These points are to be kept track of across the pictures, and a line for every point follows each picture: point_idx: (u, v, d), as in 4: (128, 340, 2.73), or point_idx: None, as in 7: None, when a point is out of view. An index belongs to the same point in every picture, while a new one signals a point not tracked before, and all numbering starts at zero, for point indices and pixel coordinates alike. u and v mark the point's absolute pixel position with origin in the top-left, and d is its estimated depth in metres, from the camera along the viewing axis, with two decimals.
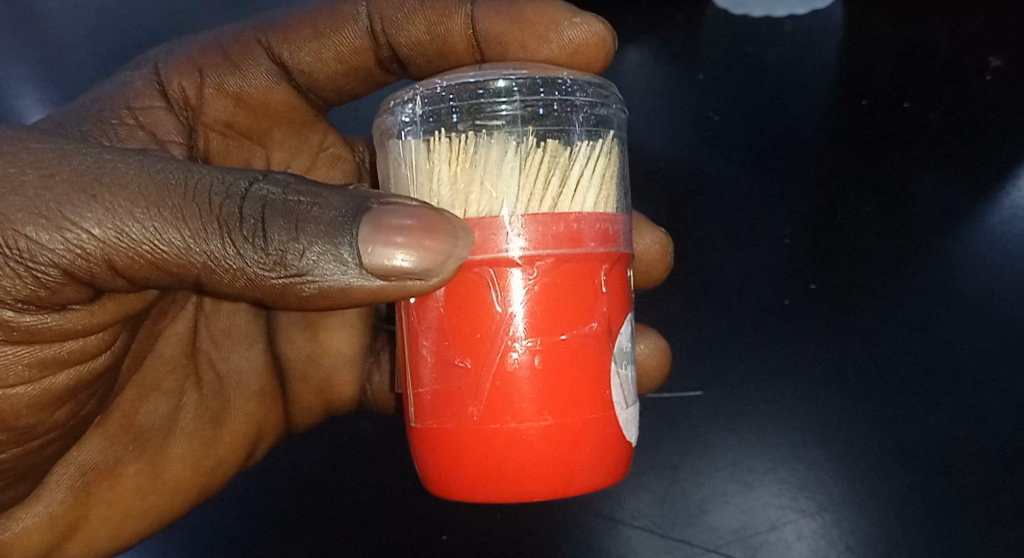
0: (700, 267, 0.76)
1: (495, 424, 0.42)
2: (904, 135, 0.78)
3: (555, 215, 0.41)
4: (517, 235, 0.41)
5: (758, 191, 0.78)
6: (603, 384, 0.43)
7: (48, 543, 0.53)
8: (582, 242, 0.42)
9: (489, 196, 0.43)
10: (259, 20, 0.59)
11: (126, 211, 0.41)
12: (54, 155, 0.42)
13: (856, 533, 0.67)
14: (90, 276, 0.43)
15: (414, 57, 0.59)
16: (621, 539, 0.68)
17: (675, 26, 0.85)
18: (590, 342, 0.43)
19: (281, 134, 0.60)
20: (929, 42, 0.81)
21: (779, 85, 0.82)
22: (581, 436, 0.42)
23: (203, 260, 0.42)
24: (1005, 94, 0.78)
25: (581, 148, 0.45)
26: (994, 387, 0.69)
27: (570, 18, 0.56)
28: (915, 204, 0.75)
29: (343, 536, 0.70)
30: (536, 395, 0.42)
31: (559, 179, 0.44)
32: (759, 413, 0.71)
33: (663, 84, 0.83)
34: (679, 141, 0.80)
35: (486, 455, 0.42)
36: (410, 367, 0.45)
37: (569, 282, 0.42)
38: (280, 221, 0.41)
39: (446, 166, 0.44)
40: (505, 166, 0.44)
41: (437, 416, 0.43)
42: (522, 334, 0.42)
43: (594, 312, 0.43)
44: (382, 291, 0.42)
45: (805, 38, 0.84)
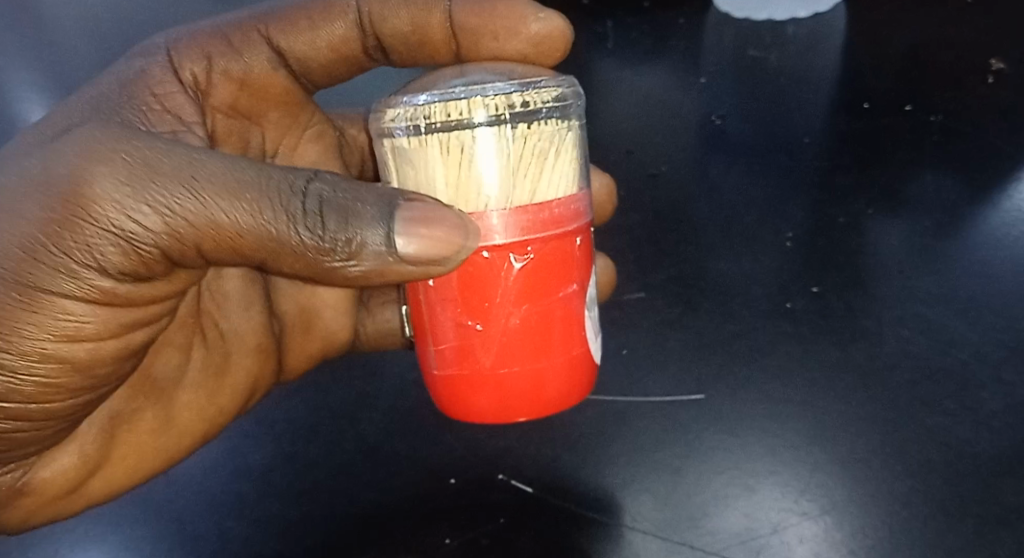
0: (705, 271, 0.81)
1: (501, 370, 0.49)
2: (878, 159, 0.90)
3: (540, 204, 0.48)
4: (506, 223, 0.47)
5: (750, 205, 0.87)
6: (580, 328, 0.51)
7: (72, 483, 0.57)
8: (564, 223, 0.49)
9: (483, 190, 0.47)
10: (256, 12, 0.65)
11: (213, 201, 0.47)
12: (154, 151, 0.47)
13: (864, 535, 0.61)
14: (175, 253, 0.48)
15: (396, 46, 0.66)
16: (622, 542, 0.62)
17: (660, 82, 1.06)
18: (571, 298, 0.50)
19: (277, 115, 0.67)
20: (875, 96, 0.99)
21: (749, 124, 0.98)
22: (567, 370, 0.50)
23: (272, 244, 0.48)
24: (947, 131, 0.93)
25: (556, 131, 0.49)
26: (995, 388, 0.68)
27: (534, 12, 0.63)
28: (891, 217, 0.83)
29: (312, 537, 0.63)
30: (532, 345, 0.49)
31: (541, 164, 0.48)
32: (760, 417, 0.69)
33: (648, 118, 1.01)
34: (673, 161, 0.94)
35: (495, 394, 0.50)
36: (426, 326, 0.51)
37: (554, 254, 0.49)
38: (339, 215, 0.47)
39: (441, 163, 0.48)
40: (494, 158, 0.47)
41: (453, 366, 0.51)
42: (519, 301, 0.49)
43: (573, 274, 0.50)
44: (412, 274, 0.48)
45: (767, 88, 1.04)
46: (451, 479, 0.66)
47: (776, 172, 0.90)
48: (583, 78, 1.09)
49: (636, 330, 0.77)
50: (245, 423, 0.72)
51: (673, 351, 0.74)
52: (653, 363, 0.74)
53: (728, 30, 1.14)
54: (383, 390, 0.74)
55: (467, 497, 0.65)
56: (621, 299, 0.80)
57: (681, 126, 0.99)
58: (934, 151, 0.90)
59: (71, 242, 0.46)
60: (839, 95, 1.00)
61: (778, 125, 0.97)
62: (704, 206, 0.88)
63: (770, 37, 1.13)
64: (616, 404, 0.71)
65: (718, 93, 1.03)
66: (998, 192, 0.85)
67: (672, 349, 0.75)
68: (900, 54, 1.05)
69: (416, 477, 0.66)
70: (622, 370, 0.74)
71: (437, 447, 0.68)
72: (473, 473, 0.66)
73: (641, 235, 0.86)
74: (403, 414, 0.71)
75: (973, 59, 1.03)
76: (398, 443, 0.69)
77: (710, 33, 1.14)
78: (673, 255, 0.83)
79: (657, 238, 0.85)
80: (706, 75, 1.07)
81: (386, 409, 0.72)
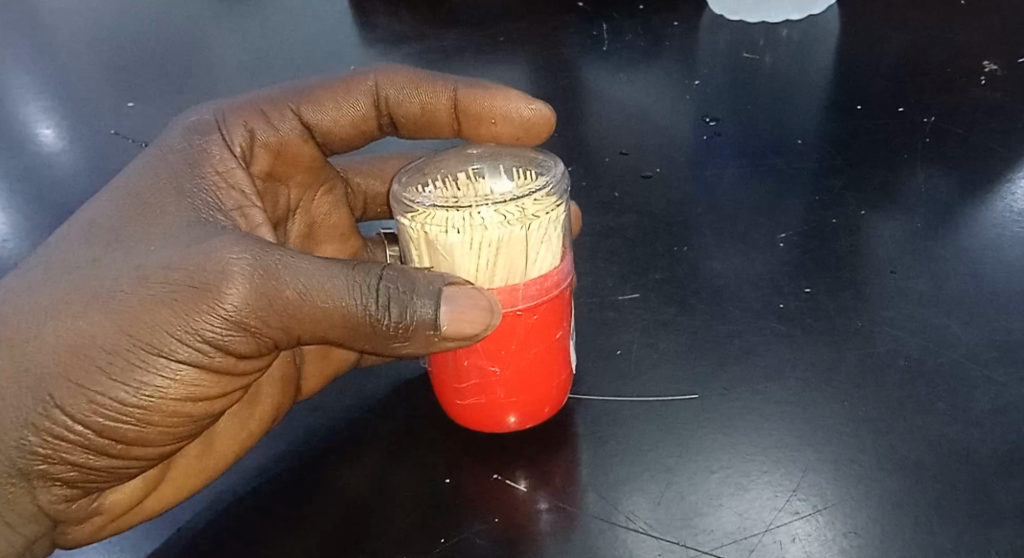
0: (698, 272, 0.82)
1: (513, 397, 0.67)
2: (868, 166, 0.92)
3: (540, 276, 0.66)
4: (516, 293, 0.65)
5: (744, 210, 0.89)
6: (567, 359, 0.70)
7: (135, 496, 0.64)
8: (555, 286, 0.67)
9: (495, 269, 0.65)
10: (289, 93, 0.77)
11: (307, 293, 0.58)
12: (265, 255, 0.58)
13: (857, 534, 0.60)
14: (274, 335, 0.59)
15: (407, 124, 0.80)
16: (617, 541, 0.61)
17: (657, 96, 1.10)
18: (561, 339, 0.69)
19: (301, 177, 0.79)
20: (868, 107, 1.02)
21: (742, 133, 1.01)
22: (560, 389, 0.69)
23: (351, 326, 0.59)
24: (939, 140, 0.95)
25: (549, 220, 0.66)
26: (989, 390, 0.68)
27: (528, 102, 0.78)
28: (883, 220, 0.85)
29: (304, 536, 0.62)
30: (535, 376, 0.68)
31: (537, 248, 0.66)
32: (754, 415, 0.69)
33: (645, 128, 1.04)
34: (669, 168, 0.97)
35: (508, 414, 0.68)
36: (451, 370, 0.68)
37: (549, 311, 0.67)
38: (402, 303, 0.59)
39: (462, 249, 0.65)
40: (501, 247, 0.65)
41: (474, 397, 0.67)
42: (524, 345, 0.67)
43: (562, 322, 0.68)
44: (448, 346, 0.61)
45: (760, 99, 1.07)
46: (447, 479, 0.66)
47: (769, 181, 0.93)
48: (579, 94, 1.12)
49: (629, 330, 0.77)
50: None
51: (668, 349, 0.75)
52: (648, 364, 0.74)
53: (720, 49, 1.18)
54: (378, 393, 0.74)
55: (462, 496, 0.65)
56: (615, 300, 0.81)
57: (675, 139, 1.01)
58: (924, 161, 0.92)
59: (198, 322, 0.57)
60: (831, 109, 1.03)
61: (771, 137, 0.99)
62: (697, 214, 0.90)
63: (763, 53, 1.16)
64: (610, 405, 0.71)
65: (711, 108, 1.06)
66: (989, 195, 0.86)
67: (667, 348, 0.75)
68: (889, 69, 1.08)
69: (413, 477, 0.66)
70: (617, 370, 0.74)
71: (437, 447, 0.69)
72: (470, 472, 0.66)
73: (634, 237, 0.88)
74: (399, 415, 0.72)
75: (960, 73, 1.05)
76: (395, 443, 0.69)
77: (702, 52, 1.18)
78: (668, 258, 0.84)
79: (652, 242, 0.87)
80: (698, 92, 1.10)
81: (381, 411, 0.72)
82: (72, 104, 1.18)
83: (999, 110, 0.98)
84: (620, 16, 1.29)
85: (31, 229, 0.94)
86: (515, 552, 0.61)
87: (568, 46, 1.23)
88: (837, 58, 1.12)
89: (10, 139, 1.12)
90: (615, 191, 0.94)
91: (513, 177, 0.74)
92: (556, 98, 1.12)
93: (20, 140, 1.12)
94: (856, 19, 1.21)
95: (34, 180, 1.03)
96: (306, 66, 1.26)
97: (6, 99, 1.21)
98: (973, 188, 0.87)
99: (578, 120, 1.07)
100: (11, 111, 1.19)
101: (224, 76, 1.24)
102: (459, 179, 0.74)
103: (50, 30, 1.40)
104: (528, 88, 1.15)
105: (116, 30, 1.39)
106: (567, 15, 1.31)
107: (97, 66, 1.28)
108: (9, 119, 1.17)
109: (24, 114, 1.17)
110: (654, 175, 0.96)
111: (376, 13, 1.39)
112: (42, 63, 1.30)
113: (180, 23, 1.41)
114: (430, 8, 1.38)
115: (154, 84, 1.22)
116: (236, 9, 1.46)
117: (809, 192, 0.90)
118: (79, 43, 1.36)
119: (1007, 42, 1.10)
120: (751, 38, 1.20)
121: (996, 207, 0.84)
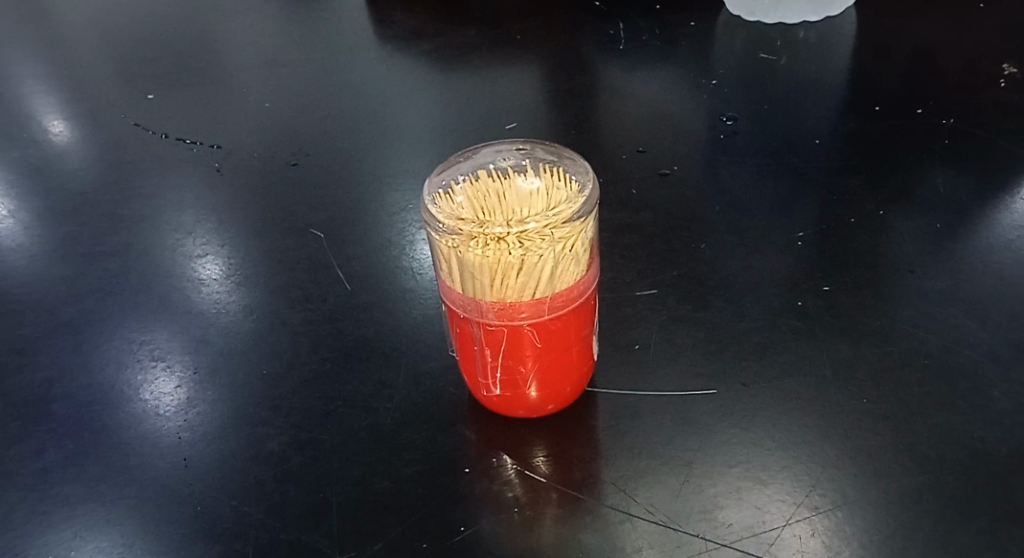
0: (715, 270, 0.83)
1: (539, 393, 0.68)
2: (885, 167, 0.92)
3: (570, 286, 0.65)
4: (544, 305, 0.64)
5: (760, 209, 0.90)
6: (590, 354, 0.70)
7: None
8: (582, 292, 0.66)
9: (531, 288, 0.63)
10: None
11: None
12: None
13: (874, 530, 0.61)
14: None
15: None
16: (635, 533, 0.62)
17: (672, 94, 1.10)
18: (586, 336, 0.69)
19: None
20: (885, 108, 1.02)
21: (759, 132, 1.01)
22: (581, 383, 0.70)
23: None
24: (956, 141, 0.95)
25: (583, 236, 0.63)
26: (1009, 389, 0.68)
27: None
28: (902, 220, 0.85)
29: (326, 523, 0.63)
30: (560, 375, 0.68)
31: (573, 262, 0.63)
32: (771, 410, 0.69)
33: (660, 127, 1.04)
34: (685, 166, 0.97)
35: (533, 407, 0.69)
36: (477, 366, 0.67)
37: (575, 316, 0.66)
38: None
39: (500, 274, 0.62)
40: (538, 271, 0.62)
41: (501, 392, 0.68)
42: (552, 347, 0.66)
43: (588, 321, 0.68)
44: None
45: (775, 99, 1.07)
46: (466, 469, 0.66)
47: (786, 180, 0.93)
48: (595, 93, 1.12)
49: (647, 325, 0.78)
50: (261, 409, 0.72)
51: (686, 344, 0.76)
52: (666, 358, 0.74)
53: (736, 49, 1.18)
54: (396, 379, 0.74)
55: (480, 486, 0.65)
56: (633, 295, 0.81)
57: (691, 138, 1.02)
58: (941, 161, 0.92)
59: None
60: (848, 109, 1.03)
61: (787, 137, 1.00)
62: (714, 212, 0.90)
63: (779, 53, 1.16)
64: (628, 398, 0.71)
65: (727, 107, 1.06)
66: (1006, 197, 0.87)
67: (685, 343, 0.76)
68: (906, 71, 1.08)
69: (432, 465, 0.67)
70: (635, 365, 0.74)
71: (456, 437, 0.69)
72: (487, 461, 0.67)
73: (651, 234, 0.88)
74: (418, 404, 0.72)
75: (977, 75, 1.06)
76: (415, 430, 0.69)
77: (718, 52, 1.18)
78: (685, 255, 0.85)
79: (669, 239, 0.87)
80: (714, 91, 1.10)
81: (399, 399, 0.72)
82: (85, 98, 1.19)
83: (1016, 113, 0.98)
84: (636, 16, 1.29)
85: (47, 220, 0.95)
86: (533, 545, 0.62)
87: (584, 44, 1.24)
88: (853, 59, 1.13)
89: (21, 128, 1.12)
90: (632, 189, 0.95)
91: (540, 171, 0.67)
92: (570, 96, 1.12)
93: (32, 130, 1.12)
94: (872, 20, 1.21)
95: (48, 171, 1.04)
96: (320, 62, 1.26)
97: (17, 89, 1.22)
98: (990, 190, 0.88)
99: (594, 119, 1.07)
100: (22, 100, 1.19)
101: (239, 72, 1.24)
102: (483, 173, 0.67)
103: (61, 22, 1.40)
104: (544, 86, 1.15)
105: (130, 24, 1.40)
106: (583, 13, 1.32)
107: (110, 59, 1.29)
108: (20, 108, 1.17)
109: (36, 104, 1.18)
110: (670, 173, 0.96)
111: (392, 9, 1.40)
112: (54, 55, 1.30)
113: (193, 17, 1.41)
114: (444, 4, 1.39)
115: (168, 79, 1.23)
116: (249, 4, 1.46)
117: (825, 192, 0.90)
118: (92, 35, 1.36)
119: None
120: (767, 39, 1.20)
121: (1013, 210, 0.85)
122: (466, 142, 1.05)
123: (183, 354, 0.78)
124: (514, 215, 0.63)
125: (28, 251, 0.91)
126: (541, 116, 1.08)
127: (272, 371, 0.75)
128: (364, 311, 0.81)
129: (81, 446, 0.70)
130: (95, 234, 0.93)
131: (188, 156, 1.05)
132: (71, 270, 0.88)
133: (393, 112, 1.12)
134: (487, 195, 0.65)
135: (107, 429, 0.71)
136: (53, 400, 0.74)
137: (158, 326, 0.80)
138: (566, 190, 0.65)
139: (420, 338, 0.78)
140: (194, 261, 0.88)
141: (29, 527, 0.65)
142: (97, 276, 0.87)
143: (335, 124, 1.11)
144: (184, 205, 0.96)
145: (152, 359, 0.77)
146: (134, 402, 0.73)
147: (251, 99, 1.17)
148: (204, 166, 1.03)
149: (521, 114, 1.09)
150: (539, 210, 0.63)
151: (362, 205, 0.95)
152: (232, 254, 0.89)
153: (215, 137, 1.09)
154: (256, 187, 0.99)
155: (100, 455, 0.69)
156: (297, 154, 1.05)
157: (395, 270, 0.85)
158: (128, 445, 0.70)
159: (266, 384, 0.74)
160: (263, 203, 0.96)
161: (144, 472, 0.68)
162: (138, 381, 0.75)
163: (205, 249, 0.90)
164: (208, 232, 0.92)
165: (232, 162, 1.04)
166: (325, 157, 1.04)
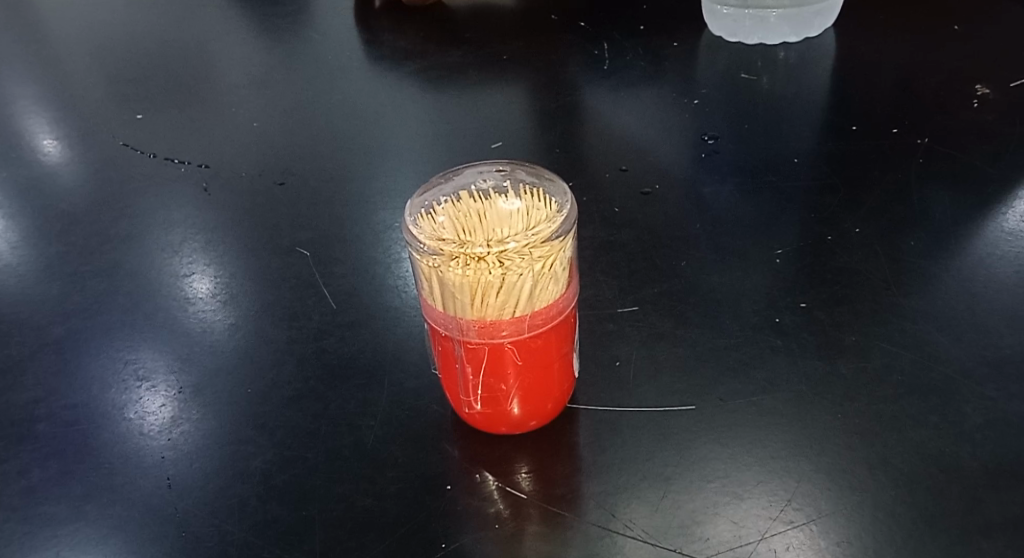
0: (695, 287, 0.84)
1: (521, 408, 0.69)
2: (861, 186, 0.94)
3: (550, 303, 0.66)
4: (525, 322, 0.65)
5: (740, 228, 0.91)
6: (570, 370, 0.71)
7: None
8: (562, 310, 0.67)
9: (511, 307, 0.64)
10: None
11: None
12: None
13: (848, 543, 0.62)
14: None
15: None
16: (615, 547, 0.63)
17: (656, 113, 1.12)
18: (567, 352, 0.70)
19: None
20: (863, 128, 1.04)
21: (740, 151, 1.03)
22: (562, 398, 0.71)
23: None
24: (932, 160, 0.97)
25: (562, 255, 0.64)
26: (981, 405, 0.70)
27: None
28: (878, 239, 0.87)
29: (309, 539, 0.64)
30: (542, 391, 0.69)
31: (552, 281, 0.65)
32: (749, 426, 0.70)
33: (643, 145, 1.06)
34: (668, 184, 0.99)
35: (516, 424, 0.69)
36: (460, 384, 0.68)
37: (555, 333, 0.67)
38: None
39: (481, 292, 0.63)
40: (518, 289, 0.63)
41: (484, 409, 0.69)
42: (532, 364, 0.67)
43: (568, 338, 0.69)
44: None
45: (757, 119, 1.09)
46: (448, 486, 0.67)
47: (766, 199, 0.95)
48: (579, 112, 1.14)
49: (628, 342, 0.79)
50: (246, 427, 0.73)
51: (667, 360, 0.77)
52: (646, 375, 0.75)
53: (718, 70, 1.20)
54: (381, 396, 0.75)
55: (462, 503, 0.66)
56: (614, 312, 0.82)
57: (673, 157, 1.03)
58: (917, 181, 0.94)
59: None
60: (827, 129, 1.05)
61: (768, 157, 1.01)
62: (695, 230, 0.91)
63: (760, 74, 1.18)
64: (610, 414, 0.72)
65: (709, 127, 1.08)
66: (979, 216, 0.88)
67: (667, 359, 0.77)
68: (884, 92, 1.11)
69: (415, 482, 0.68)
70: (616, 382, 0.75)
71: (440, 453, 0.70)
72: (470, 478, 0.68)
73: (633, 252, 0.89)
74: (401, 422, 0.72)
75: (953, 97, 1.08)
76: (400, 447, 0.70)
77: (701, 73, 1.20)
78: (666, 273, 0.86)
79: (650, 256, 0.88)
80: (697, 111, 1.12)
81: (383, 416, 0.73)
82: (74, 118, 1.20)
83: (991, 134, 1.00)
84: (621, 38, 1.31)
85: (36, 240, 0.96)
86: None
87: (569, 66, 1.26)
88: (833, 80, 1.15)
89: (11, 148, 1.13)
90: (615, 207, 0.96)
91: (521, 193, 0.68)
92: (555, 115, 1.14)
93: (21, 150, 1.13)
94: (851, 42, 1.23)
95: (37, 191, 1.04)
96: (310, 82, 1.28)
97: (8, 107, 1.22)
98: (964, 209, 0.90)
99: (578, 137, 1.09)
100: (12, 119, 1.20)
101: (228, 91, 1.26)
102: (464, 194, 0.68)
103: (50, 42, 1.41)
104: (529, 106, 1.17)
105: (121, 43, 1.41)
106: (569, 34, 1.34)
107: (100, 79, 1.30)
108: (9, 128, 1.18)
109: (25, 124, 1.19)
110: (652, 192, 0.98)
111: (380, 29, 1.41)
112: (43, 75, 1.31)
113: (185, 38, 1.43)
114: (432, 25, 1.41)
115: (157, 98, 1.24)
116: (240, 24, 1.48)
117: (804, 210, 0.92)
118: (83, 54, 1.38)
119: (999, 67, 1.13)
120: (749, 60, 1.22)
121: (986, 229, 0.87)
122: (452, 161, 1.07)
123: (169, 373, 0.78)
124: (494, 235, 0.64)
125: (17, 271, 0.91)
126: (526, 136, 1.10)
127: (257, 390, 0.76)
128: (350, 329, 0.82)
129: (66, 466, 0.71)
130: (83, 254, 0.93)
131: (177, 176, 1.06)
132: (58, 289, 0.88)
133: (381, 132, 1.14)
134: (469, 215, 0.66)
135: (92, 448, 0.72)
136: (39, 419, 0.74)
137: (141, 348, 0.81)
138: (546, 212, 0.66)
139: (404, 356, 0.78)
140: (181, 279, 0.89)
141: (13, 546, 0.65)
142: (84, 296, 0.88)
143: (323, 144, 1.12)
144: (172, 225, 0.97)
145: (138, 379, 0.78)
146: (118, 421, 0.74)
147: (240, 118, 1.18)
148: (192, 186, 1.04)
149: (507, 133, 1.11)
150: (519, 230, 0.64)
151: (349, 224, 0.96)
152: (219, 273, 0.90)
153: (205, 157, 1.10)
154: (244, 207, 1.00)
155: (85, 475, 0.70)
156: (285, 173, 1.06)
157: (381, 288, 0.87)
158: (113, 464, 0.70)
159: (251, 403, 0.75)
160: (250, 222, 0.97)
161: (126, 493, 0.68)
162: (123, 400, 0.76)
163: (193, 268, 0.91)
164: (196, 252, 0.93)
165: (221, 182, 1.05)
166: (313, 176, 1.05)
